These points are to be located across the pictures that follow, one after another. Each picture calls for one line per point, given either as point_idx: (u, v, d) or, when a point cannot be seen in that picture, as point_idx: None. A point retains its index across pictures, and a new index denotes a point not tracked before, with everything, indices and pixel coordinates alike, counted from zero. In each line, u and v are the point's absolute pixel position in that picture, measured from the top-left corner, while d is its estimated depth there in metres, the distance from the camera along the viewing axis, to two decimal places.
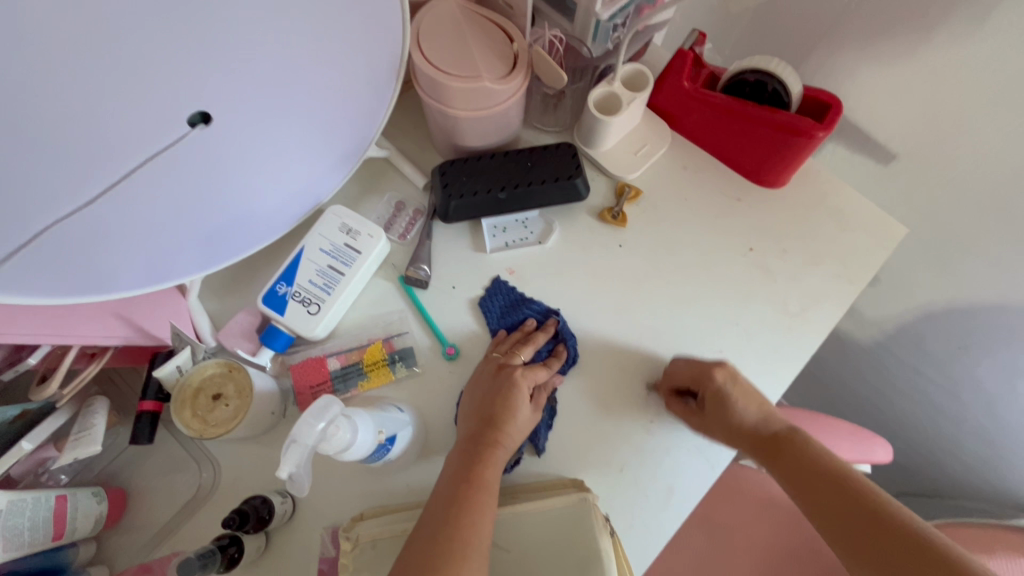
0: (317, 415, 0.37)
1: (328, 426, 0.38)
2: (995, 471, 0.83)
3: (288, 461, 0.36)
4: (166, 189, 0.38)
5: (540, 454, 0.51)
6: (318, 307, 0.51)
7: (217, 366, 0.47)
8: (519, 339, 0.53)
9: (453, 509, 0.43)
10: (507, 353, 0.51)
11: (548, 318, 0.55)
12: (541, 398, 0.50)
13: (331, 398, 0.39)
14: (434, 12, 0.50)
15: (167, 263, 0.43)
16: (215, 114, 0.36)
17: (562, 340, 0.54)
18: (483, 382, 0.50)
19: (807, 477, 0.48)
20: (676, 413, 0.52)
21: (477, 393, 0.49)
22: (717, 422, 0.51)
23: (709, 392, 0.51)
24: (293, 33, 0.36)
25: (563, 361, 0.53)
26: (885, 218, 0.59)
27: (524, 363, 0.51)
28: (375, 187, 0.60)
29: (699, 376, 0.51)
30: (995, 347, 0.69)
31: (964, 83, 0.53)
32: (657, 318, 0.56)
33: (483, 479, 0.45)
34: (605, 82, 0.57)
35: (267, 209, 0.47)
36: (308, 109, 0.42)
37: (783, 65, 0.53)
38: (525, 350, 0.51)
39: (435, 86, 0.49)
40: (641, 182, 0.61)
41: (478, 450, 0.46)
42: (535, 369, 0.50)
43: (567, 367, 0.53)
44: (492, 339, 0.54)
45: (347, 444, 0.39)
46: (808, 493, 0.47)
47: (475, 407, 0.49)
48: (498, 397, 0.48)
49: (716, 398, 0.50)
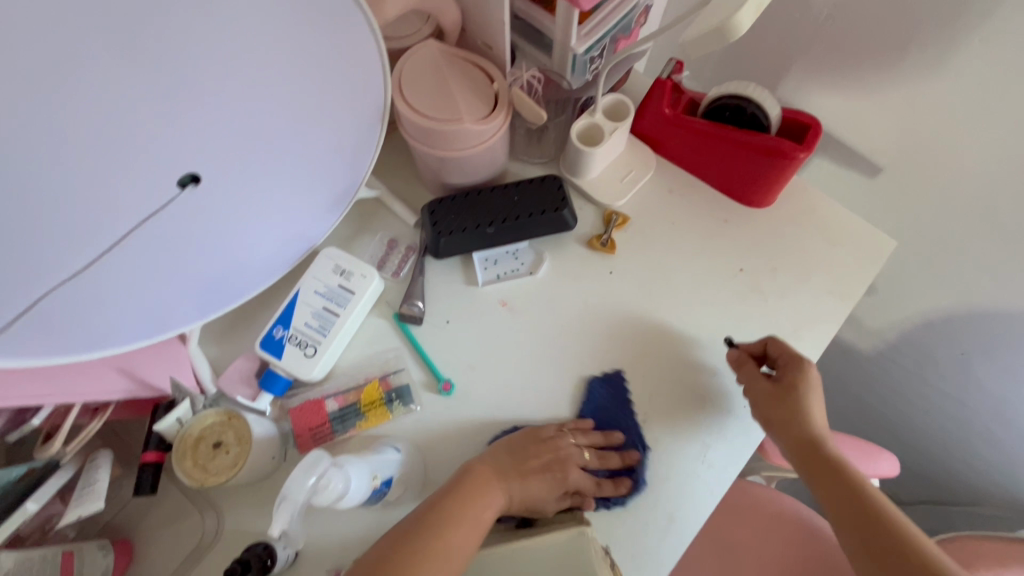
0: (306, 470, 0.40)
1: (318, 479, 0.40)
2: (1008, 476, 0.82)
3: (279, 519, 0.39)
4: (160, 252, 0.39)
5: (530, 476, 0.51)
6: (314, 349, 0.52)
7: (216, 415, 0.47)
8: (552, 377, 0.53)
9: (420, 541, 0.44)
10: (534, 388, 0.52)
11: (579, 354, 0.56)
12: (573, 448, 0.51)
13: (321, 452, 0.41)
14: (415, 57, 0.50)
15: (168, 319, 0.44)
16: (204, 173, 0.38)
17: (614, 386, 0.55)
18: (495, 451, 0.50)
19: (831, 469, 0.51)
20: (750, 375, 0.53)
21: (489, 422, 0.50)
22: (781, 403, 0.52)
23: (790, 375, 0.52)
24: (271, 88, 0.38)
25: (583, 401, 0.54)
26: (875, 233, 0.60)
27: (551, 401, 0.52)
28: (367, 226, 0.61)
29: (793, 358, 0.52)
30: (997, 353, 0.69)
31: (939, 98, 0.54)
32: (651, 344, 0.56)
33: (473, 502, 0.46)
34: (587, 114, 0.57)
35: (266, 261, 0.48)
36: (293, 163, 0.43)
37: (759, 89, 0.54)
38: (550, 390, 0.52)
39: (418, 129, 0.49)
40: (628, 208, 0.61)
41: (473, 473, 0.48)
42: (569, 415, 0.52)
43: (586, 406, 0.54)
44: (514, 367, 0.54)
45: (340, 493, 0.41)
46: (829, 488, 0.50)
47: (475, 465, 0.49)
48: (500, 464, 0.49)
49: (795, 382, 0.52)
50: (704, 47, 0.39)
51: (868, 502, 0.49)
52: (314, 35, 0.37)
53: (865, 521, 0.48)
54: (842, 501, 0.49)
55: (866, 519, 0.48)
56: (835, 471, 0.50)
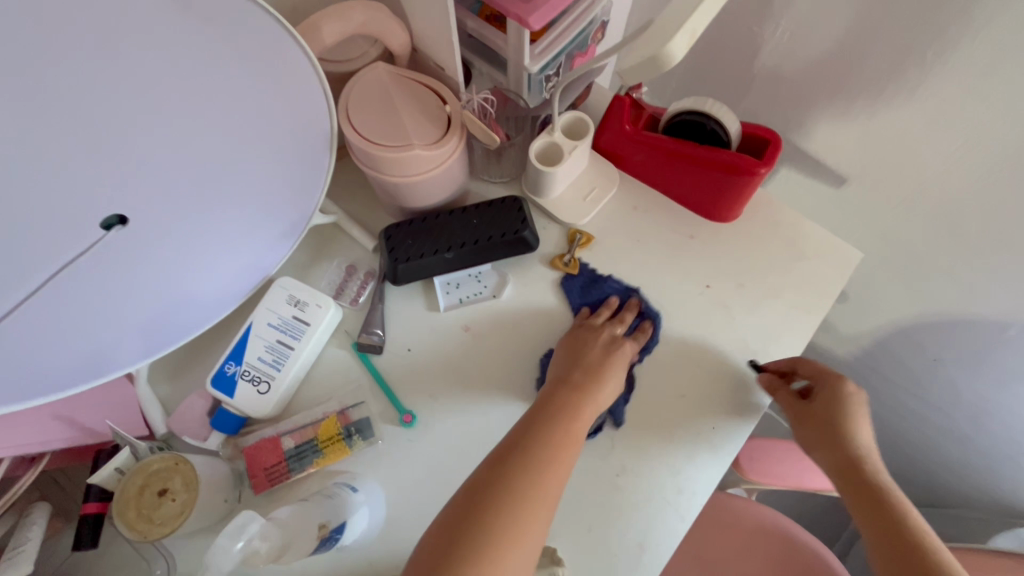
0: (229, 536, 0.41)
1: (246, 542, 0.42)
2: (989, 479, 0.82)
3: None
4: (89, 296, 0.37)
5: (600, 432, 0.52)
6: (268, 385, 0.50)
7: (162, 460, 0.45)
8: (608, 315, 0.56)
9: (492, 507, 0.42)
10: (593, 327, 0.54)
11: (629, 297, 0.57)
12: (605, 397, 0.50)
13: (251, 514, 0.43)
14: (363, 81, 0.49)
15: (107, 359, 0.43)
16: (131, 215, 0.37)
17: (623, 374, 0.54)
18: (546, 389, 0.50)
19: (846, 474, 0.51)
20: (782, 397, 0.53)
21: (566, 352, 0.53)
22: (824, 416, 0.53)
23: (828, 387, 0.53)
24: (205, 128, 0.36)
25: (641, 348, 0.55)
26: (840, 245, 0.59)
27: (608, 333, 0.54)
28: (325, 252, 0.59)
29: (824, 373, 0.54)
30: (969, 359, 0.68)
31: (897, 110, 0.54)
32: (622, 364, 0.55)
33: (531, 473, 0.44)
34: (545, 133, 0.56)
35: (213, 292, 0.47)
36: (231, 197, 0.42)
37: (717, 104, 0.53)
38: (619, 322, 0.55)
39: (367, 156, 0.48)
40: (592, 226, 0.60)
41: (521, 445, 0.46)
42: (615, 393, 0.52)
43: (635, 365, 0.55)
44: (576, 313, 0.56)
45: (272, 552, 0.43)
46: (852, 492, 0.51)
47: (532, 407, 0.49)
48: (559, 405, 0.48)
49: (833, 395, 0.53)
50: (640, 74, 0.38)
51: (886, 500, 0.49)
52: (252, 75, 0.35)
53: (887, 518, 0.48)
54: (869, 502, 0.50)
55: (885, 517, 0.49)
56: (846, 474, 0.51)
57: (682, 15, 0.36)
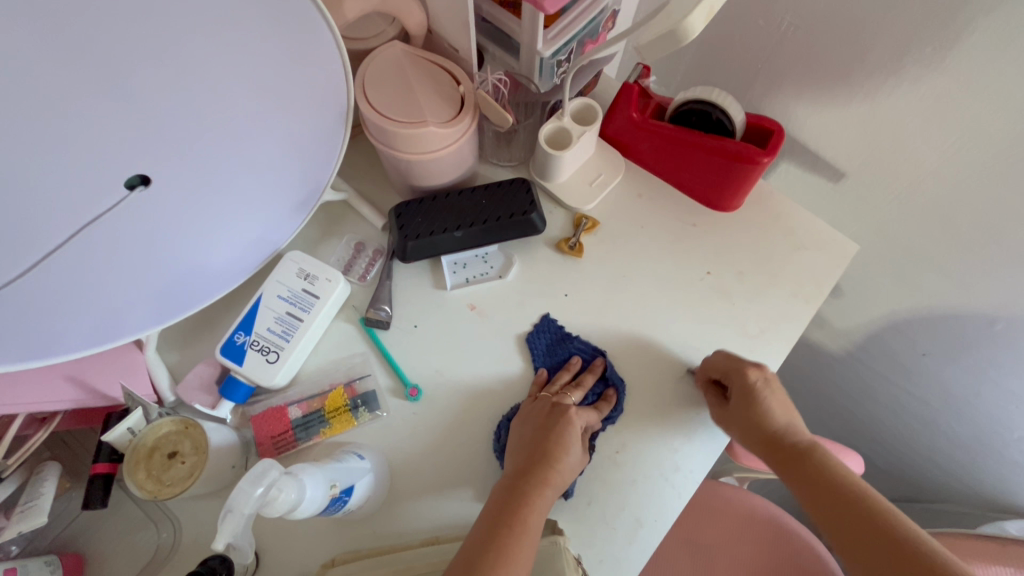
0: (253, 480, 0.39)
1: (267, 489, 0.39)
2: (973, 472, 0.84)
3: (224, 532, 0.38)
4: (110, 253, 0.38)
5: (568, 497, 0.51)
6: (277, 355, 0.51)
7: (172, 424, 0.46)
8: (567, 381, 0.54)
9: (498, 532, 0.44)
10: (558, 394, 0.52)
11: (594, 357, 0.56)
12: (575, 458, 0.49)
13: (270, 462, 0.40)
14: (379, 59, 0.50)
15: (119, 322, 0.44)
16: (154, 175, 0.37)
17: (610, 384, 0.55)
18: (533, 420, 0.50)
19: (794, 458, 0.53)
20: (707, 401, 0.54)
21: (529, 428, 0.50)
22: (740, 417, 0.53)
23: (740, 389, 0.52)
24: (232, 95, 0.37)
25: (612, 405, 0.53)
26: (837, 236, 0.61)
27: (575, 404, 0.52)
28: (335, 229, 0.60)
29: (733, 373, 0.52)
30: (957, 353, 0.70)
31: (897, 107, 0.55)
32: (598, 358, 0.56)
33: (527, 524, 0.45)
34: (555, 118, 0.57)
35: (224, 260, 0.48)
36: (250, 163, 0.43)
37: (724, 94, 0.54)
38: (575, 393, 0.52)
39: (383, 132, 0.49)
40: (597, 212, 0.61)
41: (514, 498, 0.46)
42: (586, 411, 0.52)
43: (616, 412, 0.54)
44: (534, 377, 0.55)
45: (293, 504, 0.40)
46: (800, 474, 0.52)
47: (524, 441, 0.49)
48: (544, 455, 0.48)
49: (744, 395, 0.52)
50: (658, 50, 0.40)
51: (832, 479, 0.51)
52: (274, 36, 0.35)
53: (828, 496, 0.50)
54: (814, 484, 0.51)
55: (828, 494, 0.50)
56: (794, 457, 0.53)
57: None
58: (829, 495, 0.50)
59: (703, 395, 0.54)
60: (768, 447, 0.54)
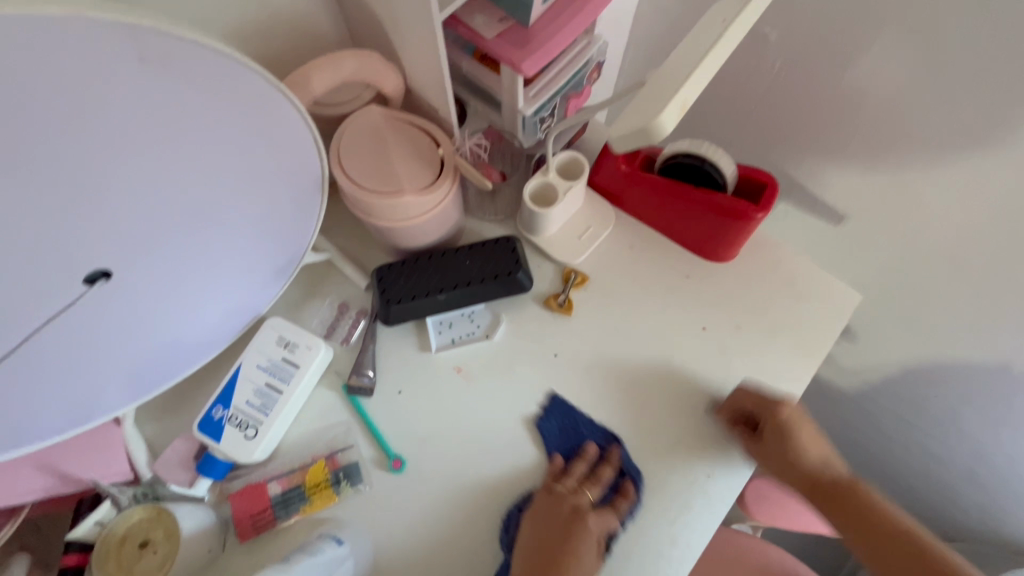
0: None
1: None
2: (993, 515, 0.80)
3: None
4: (69, 348, 0.37)
5: None
6: (256, 430, 0.50)
7: (143, 511, 0.46)
8: (584, 475, 0.51)
9: None
10: (575, 491, 0.50)
11: (608, 447, 0.53)
12: (587, 569, 0.48)
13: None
14: (356, 124, 0.49)
15: (93, 404, 0.43)
16: (115, 267, 0.35)
17: (627, 476, 0.52)
18: (547, 521, 0.49)
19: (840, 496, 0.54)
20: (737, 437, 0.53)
21: (540, 529, 0.49)
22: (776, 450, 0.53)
23: (773, 422, 0.52)
24: (197, 180, 0.34)
25: (630, 502, 0.51)
26: (838, 285, 0.58)
27: (592, 503, 0.50)
28: (318, 289, 0.59)
29: (764, 403, 0.53)
30: (972, 398, 0.67)
31: (898, 153, 0.53)
32: (614, 447, 0.53)
33: None
34: (540, 173, 0.56)
35: (200, 333, 0.47)
36: (222, 239, 0.40)
37: (712, 148, 0.53)
38: (593, 491, 0.50)
39: (359, 201, 0.47)
40: (587, 265, 0.59)
41: None
42: (602, 516, 0.50)
43: (633, 512, 0.51)
44: (549, 464, 0.52)
45: None
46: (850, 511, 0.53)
47: (536, 545, 0.49)
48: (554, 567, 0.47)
49: (778, 430, 0.52)
50: (630, 142, 0.37)
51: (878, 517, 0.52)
52: (239, 114, 0.32)
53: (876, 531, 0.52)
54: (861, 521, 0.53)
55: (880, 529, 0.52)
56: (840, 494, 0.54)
57: (674, 86, 0.35)
58: (871, 529, 0.52)
59: (731, 432, 0.53)
60: (807, 480, 0.54)
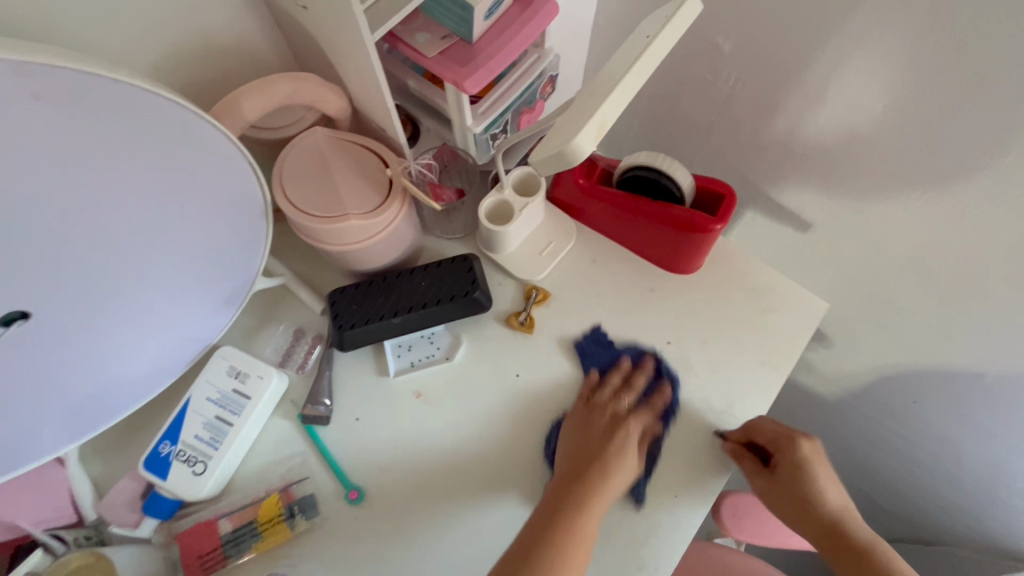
0: None
1: None
2: (977, 519, 0.79)
3: None
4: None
5: None
6: (205, 466, 0.48)
7: (80, 557, 0.44)
8: (619, 386, 0.54)
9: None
10: (612, 399, 0.52)
11: (642, 356, 0.55)
12: (630, 438, 0.50)
13: None
14: (301, 147, 0.48)
15: (26, 447, 0.41)
16: (35, 308, 0.32)
17: (665, 378, 0.54)
18: (582, 433, 0.51)
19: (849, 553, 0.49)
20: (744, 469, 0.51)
21: (578, 438, 0.50)
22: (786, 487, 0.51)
23: (789, 458, 0.50)
24: (119, 218, 0.32)
25: (667, 402, 0.53)
26: (804, 294, 0.57)
27: (629, 408, 0.52)
28: (274, 315, 0.57)
29: (781, 440, 0.51)
30: (948, 403, 0.66)
31: (856, 160, 0.52)
32: (648, 357, 0.55)
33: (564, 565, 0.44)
34: (496, 190, 0.55)
35: (145, 365, 0.45)
36: (160, 271, 0.38)
37: (670, 161, 0.51)
38: (628, 397, 0.53)
39: (303, 227, 0.46)
40: (549, 281, 0.58)
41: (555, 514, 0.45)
42: (641, 414, 0.52)
43: (671, 409, 0.53)
44: (585, 378, 0.54)
45: None
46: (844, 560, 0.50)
47: (571, 453, 0.50)
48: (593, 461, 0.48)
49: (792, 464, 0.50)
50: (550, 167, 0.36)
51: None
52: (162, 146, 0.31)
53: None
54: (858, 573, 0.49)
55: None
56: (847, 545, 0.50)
57: (588, 110, 0.34)
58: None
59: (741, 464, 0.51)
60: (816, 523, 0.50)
